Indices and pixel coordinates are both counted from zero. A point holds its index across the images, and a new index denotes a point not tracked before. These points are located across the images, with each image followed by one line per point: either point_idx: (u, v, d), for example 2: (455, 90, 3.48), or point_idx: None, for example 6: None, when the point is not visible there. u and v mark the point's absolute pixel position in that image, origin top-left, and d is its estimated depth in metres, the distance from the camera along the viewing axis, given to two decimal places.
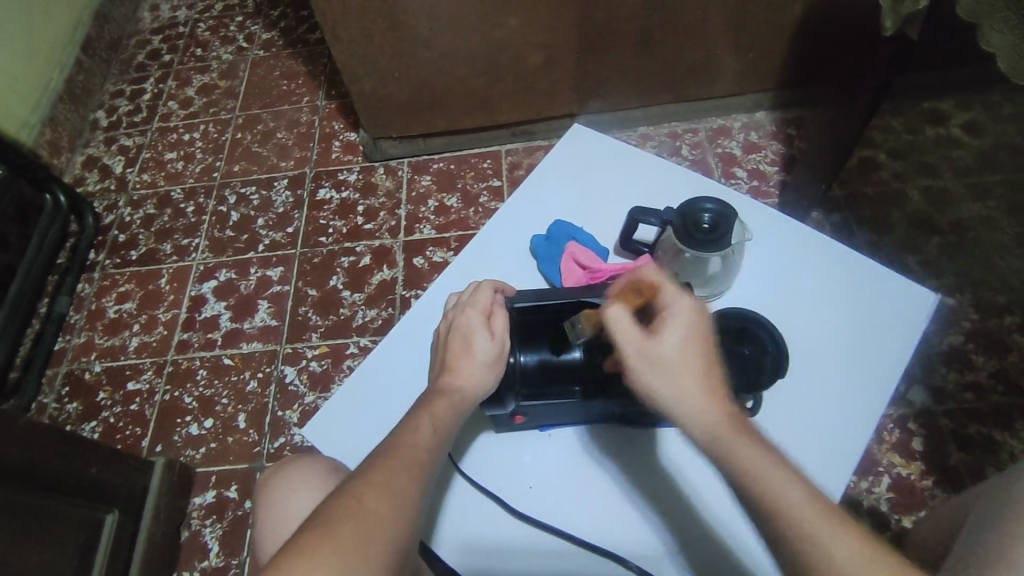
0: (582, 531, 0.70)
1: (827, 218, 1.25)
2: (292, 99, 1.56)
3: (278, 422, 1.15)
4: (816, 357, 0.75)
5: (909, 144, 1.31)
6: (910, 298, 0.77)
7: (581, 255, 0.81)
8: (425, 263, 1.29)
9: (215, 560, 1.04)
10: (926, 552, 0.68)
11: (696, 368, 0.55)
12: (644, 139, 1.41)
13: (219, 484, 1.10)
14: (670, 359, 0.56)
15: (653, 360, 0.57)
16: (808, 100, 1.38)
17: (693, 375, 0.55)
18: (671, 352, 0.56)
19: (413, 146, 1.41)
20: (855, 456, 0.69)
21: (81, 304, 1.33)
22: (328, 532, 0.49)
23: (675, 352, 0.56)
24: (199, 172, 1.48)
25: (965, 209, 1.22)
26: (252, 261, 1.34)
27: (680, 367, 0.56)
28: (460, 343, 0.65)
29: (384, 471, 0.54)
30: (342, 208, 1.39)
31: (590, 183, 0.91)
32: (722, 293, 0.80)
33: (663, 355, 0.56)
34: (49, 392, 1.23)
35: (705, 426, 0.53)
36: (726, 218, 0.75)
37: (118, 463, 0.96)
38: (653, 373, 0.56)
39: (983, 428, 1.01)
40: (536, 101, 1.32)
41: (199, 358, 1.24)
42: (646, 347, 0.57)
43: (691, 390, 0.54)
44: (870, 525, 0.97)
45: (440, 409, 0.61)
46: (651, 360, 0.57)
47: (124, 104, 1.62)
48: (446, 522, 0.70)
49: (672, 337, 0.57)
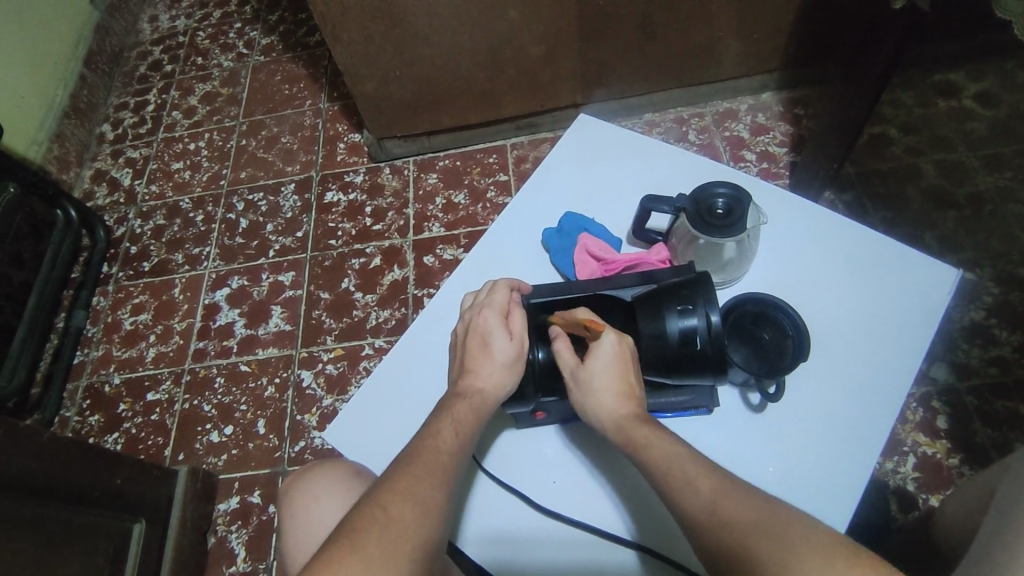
0: (613, 526, 0.67)
1: (839, 197, 1.24)
2: (295, 103, 1.56)
3: (297, 426, 1.15)
4: (837, 339, 0.73)
5: (921, 117, 1.29)
6: (931, 276, 0.76)
7: (594, 247, 0.79)
8: (436, 261, 1.29)
9: (242, 565, 1.05)
10: (956, 531, 0.68)
11: (617, 393, 0.61)
12: (649, 125, 1.40)
13: (242, 490, 1.11)
14: (593, 383, 0.62)
15: (580, 382, 0.62)
16: (815, 78, 1.36)
17: (615, 398, 0.61)
18: (594, 375, 0.62)
19: (418, 144, 1.41)
20: (880, 439, 0.68)
21: (97, 318, 1.34)
22: (356, 543, 0.49)
23: (598, 376, 0.62)
24: (207, 180, 1.49)
25: (981, 180, 1.20)
26: (263, 267, 1.34)
27: (602, 392, 0.61)
28: (479, 343, 0.65)
29: (407, 478, 0.54)
30: (350, 210, 1.39)
31: (598, 174, 0.90)
32: (739, 279, 0.79)
33: (587, 377, 0.62)
34: (70, 406, 1.25)
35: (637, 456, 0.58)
36: (740, 203, 0.74)
37: (141, 473, 0.97)
38: (579, 393, 0.63)
39: (1009, 402, 1.00)
40: (539, 93, 1.31)
41: (216, 365, 1.25)
42: (576, 370, 0.63)
43: (607, 412, 0.61)
44: (897, 506, 0.96)
45: (461, 412, 0.61)
46: (580, 383, 0.63)
47: (129, 116, 1.63)
48: (474, 522, 0.68)
49: (599, 366, 0.62)
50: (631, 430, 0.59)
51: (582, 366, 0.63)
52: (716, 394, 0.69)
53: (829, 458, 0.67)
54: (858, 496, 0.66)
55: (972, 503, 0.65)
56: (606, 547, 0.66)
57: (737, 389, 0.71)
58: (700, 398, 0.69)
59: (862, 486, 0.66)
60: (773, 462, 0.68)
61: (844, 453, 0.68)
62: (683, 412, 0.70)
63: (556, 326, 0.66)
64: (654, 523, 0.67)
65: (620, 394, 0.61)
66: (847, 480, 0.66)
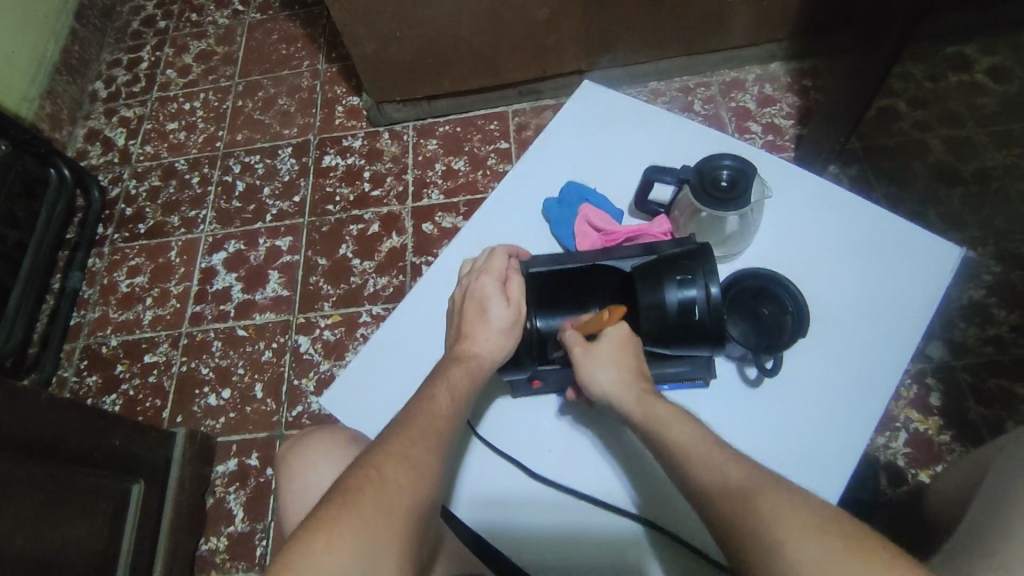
0: (604, 494, 0.68)
1: (844, 171, 1.22)
2: (292, 63, 1.52)
3: (295, 391, 1.16)
4: (836, 317, 0.73)
5: (932, 91, 1.27)
6: (933, 254, 0.75)
7: (595, 218, 0.79)
8: (434, 229, 1.27)
9: (240, 526, 1.07)
10: (947, 505, 0.69)
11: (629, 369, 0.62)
12: (654, 94, 1.37)
13: (240, 453, 1.12)
14: (607, 359, 0.62)
15: (591, 364, 0.62)
16: (825, 48, 1.33)
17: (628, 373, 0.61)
18: (606, 357, 0.62)
19: (417, 109, 1.38)
20: (874, 415, 0.68)
21: (93, 279, 1.34)
22: (348, 503, 0.49)
23: (612, 356, 0.62)
24: (202, 142, 1.46)
25: (988, 157, 1.19)
26: (260, 232, 1.33)
27: (615, 368, 0.62)
28: (476, 309, 0.65)
29: (401, 441, 0.55)
30: (348, 175, 1.37)
31: (600, 143, 0.89)
32: (740, 254, 0.78)
33: (599, 356, 0.62)
34: (68, 367, 1.25)
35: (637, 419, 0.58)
36: (745, 175, 0.72)
37: (140, 435, 0.97)
38: (589, 375, 0.62)
39: (1003, 381, 1.01)
40: (543, 59, 1.28)
41: (213, 329, 1.24)
42: (588, 351, 0.63)
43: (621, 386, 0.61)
44: (887, 481, 0.97)
45: (457, 377, 0.61)
46: (593, 361, 0.62)
47: (122, 74, 1.59)
48: (468, 487, 0.69)
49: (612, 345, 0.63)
50: (636, 400, 0.59)
51: (594, 350, 0.63)
52: (712, 366, 0.69)
53: (826, 433, 0.68)
54: (851, 469, 0.66)
55: (964, 480, 0.65)
56: (597, 515, 0.67)
57: (734, 362, 0.72)
58: (695, 370, 0.69)
59: (853, 462, 0.66)
60: (767, 435, 0.69)
61: (840, 426, 0.68)
62: (680, 383, 0.70)
63: (565, 326, 0.66)
64: (653, 493, 0.68)
65: (631, 371, 0.62)
66: (840, 455, 0.67)
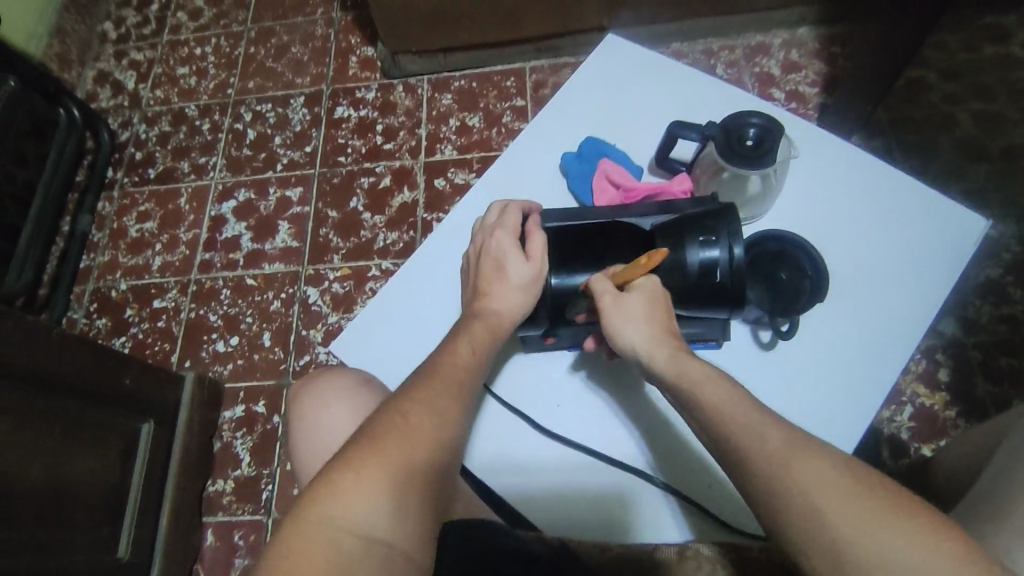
0: (613, 451, 0.69)
1: (868, 142, 1.19)
2: (306, 10, 1.48)
3: (302, 341, 1.16)
4: (855, 284, 0.72)
5: (964, 64, 1.23)
6: (959, 224, 0.74)
7: (614, 173, 0.77)
8: (447, 185, 1.26)
9: (247, 469, 1.09)
10: (955, 474, 0.69)
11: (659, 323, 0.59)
12: (676, 56, 1.33)
13: (247, 400, 1.13)
14: (636, 311, 0.59)
15: (621, 308, 0.59)
16: (855, 14, 1.29)
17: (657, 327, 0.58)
18: (637, 303, 0.59)
19: (432, 62, 1.35)
20: (887, 383, 0.68)
21: (103, 223, 1.33)
22: (374, 445, 0.49)
23: (642, 304, 0.60)
24: (213, 88, 1.43)
25: (1016, 134, 1.16)
26: (271, 181, 1.32)
27: (644, 320, 0.59)
28: (493, 267, 0.65)
29: (425, 390, 0.54)
30: (360, 127, 1.34)
31: (623, 99, 0.86)
32: (760, 217, 0.77)
33: (629, 307, 0.59)
34: (78, 309, 1.26)
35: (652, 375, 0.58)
36: (772, 133, 0.70)
37: (150, 377, 0.98)
38: (618, 318, 0.59)
39: (1013, 360, 1.00)
40: (564, 14, 1.24)
41: (222, 277, 1.24)
42: (617, 302, 0.60)
43: (651, 338, 0.58)
44: (889, 453, 0.98)
45: (479, 332, 0.61)
46: (621, 312, 0.59)
47: (132, 15, 1.55)
48: (480, 442, 0.70)
49: (640, 299, 0.60)
50: (658, 358, 0.58)
51: (625, 296, 0.60)
52: (727, 329, 0.68)
53: (838, 399, 0.68)
54: (859, 436, 0.66)
55: (973, 451, 0.65)
56: (606, 471, 0.68)
57: (748, 326, 0.71)
58: (710, 332, 0.69)
59: (862, 428, 0.66)
60: (777, 398, 0.69)
61: (853, 393, 0.68)
62: (693, 344, 0.70)
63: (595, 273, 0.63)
64: (660, 451, 0.69)
65: (662, 323, 0.59)
66: (851, 421, 0.67)
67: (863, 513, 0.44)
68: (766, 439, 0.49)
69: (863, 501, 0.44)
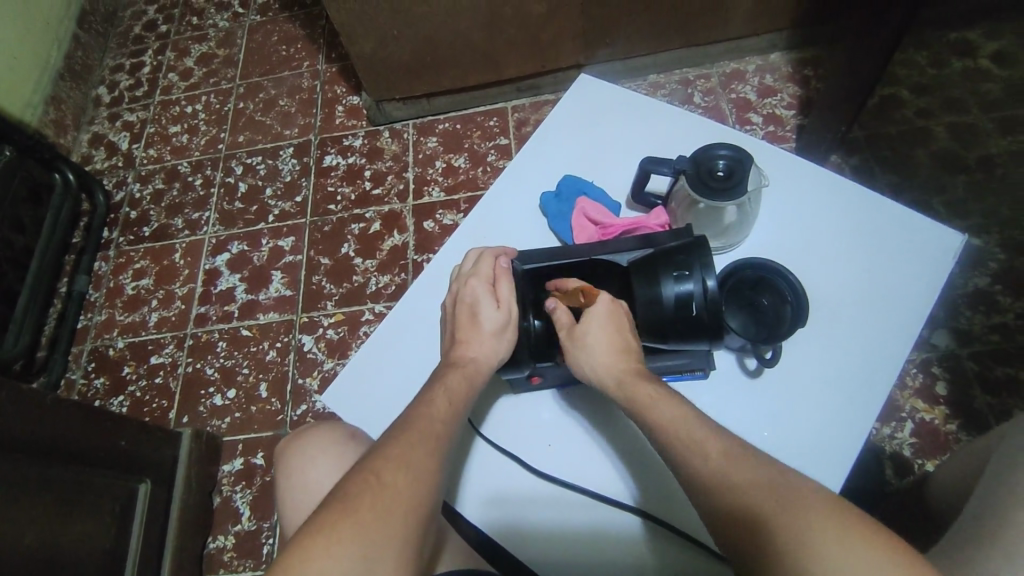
0: (604, 487, 0.68)
1: (847, 160, 1.21)
2: (292, 64, 1.53)
3: (299, 390, 1.17)
4: (835, 306, 0.73)
5: (935, 78, 1.25)
6: (934, 242, 0.74)
7: (592, 211, 0.79)
8: (435, 227, 1.28)
9: (247, 524, 1.08)
10: (957, 491, 0.68)
11: (612, 348, 0.60)
12: (653, 87, 1.36)
13: (246, 452, 1.13)
14: (588, 340, 0.61)
15: (574, 338, 0.62)
16: (825, 37, 1.32)
17: (610, 352, 0.60)
18: (590, 332, 0.61)
19: (416, 107, 1.38)
20: (876, 406, 0.68)
21: (99, 283, 1.35)
22: (348, 508, 0.49)
23: (595, 329, 0.61)
24: (205, 144, 1.47)
25: (992, 144, 1.17)
26: (263, 232, 1.34)
27: (599, 347, 0.61)
28: (467, 314, 0.65)
29: (399, 446, 0.54)
30: (349, 174, 1.37)
31: (599, 136, 0.88)
32: (738, 245, 0.78)
33: (582, 336, 0.61)
34: (76, 369, 1.26)
35: (636, 408, 0.57)
36: (741, 164, 0.72)
37: (146, 436, 0.98)
38: (574, 351, 0.62)
39: (1009, 369, 1.00)
40: (541, 55, 1.27)
41: (217, 330, 1.25)
42: (571, 331, 0.63)
43: (603, 364, 0.60)
44: (892, 471, 0.96)
45: (455, 382, 0.61)
46: (575, 341, 0.62)
47: (124, 79, 1.60)
48: (470, 484, 0.69)
49: (592, 325, 0.61)
50: (632, 381, 0.58)
51: (579, 323, 0.62)
52: (711, 357, 0.69)
53: (828, 424, 0.68)
54: (852, 461, 0.66)
55: (970, 467, 0.65)
56: (599, 509, 0.67)
57: (734, 353, 0.71)
58: (695, 362, 0.69)
59: (854, 453, 0.66)
60: (770, 427, 0.68)
61: (843, 414, 0.68)
62: (678, 375, 0.70)
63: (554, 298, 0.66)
64: (660, 490, 0.68)
65: (616, 345, 0.60)
66: (844, 446, 0.66)
67: (853, 527, 0.42)
68: (759, 472, 0.48)
69: (850, 519, 0.43)
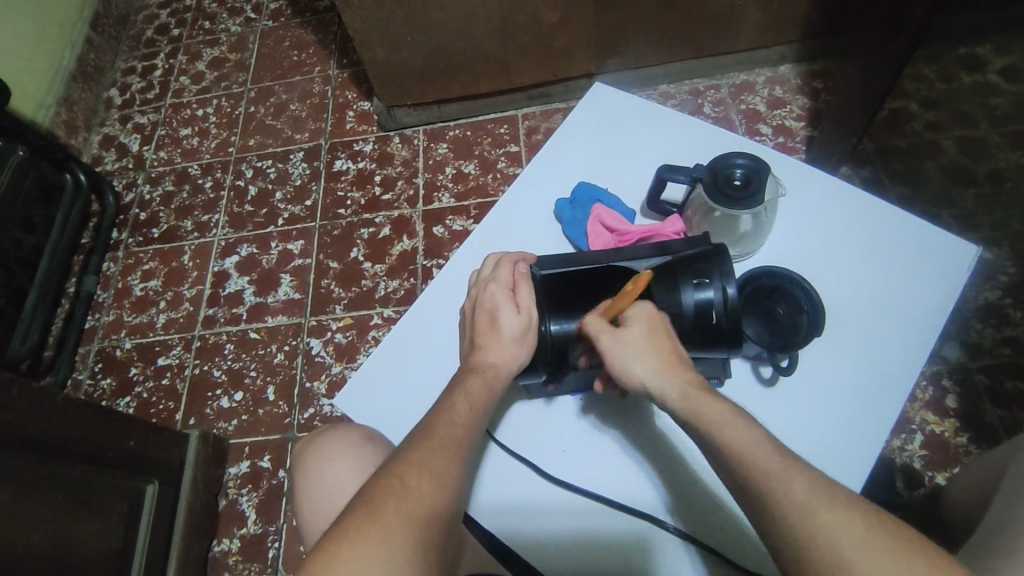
0: (619, 493, 0.68)
1: (857, 172, 1.22)
2: (303, 69, 1.54)
3: (306, 393, 1.16)
4: (849, 316, 0.73)
5: (944, 92, 1.26)
6: (948, 254, 0.75)
7: (608, 218, 0.79)
8: (445, 232, 1.28)
9: (253, 527, 1.07)
10: (973, 503, 0.68)
11: (665, 355, 0.59)
12: (664, 97, 1.37)
13: (253, 455, 1.13)
14: (640, 348, 0.59)
15: (625, 349, 0.59)
16: (835, 50, 1.33)
17: (663, 360, 0.59)
18: (640, 341, 0.60)
19: (427, 113, 1.39)
20: (892, 416, 0.67)
21: (107, 283, 1.35)
22: (373, 512, 0.49)
23: (643, 338, 0.60)
24: (215, 147, 1.47)
25: (1002, 158, 1.18)
26: (272, 236, 1.34)
27: (652, 355, 0.59)
28: (487, 319, 0.66)
29: (422, 452, 0.54)
30: (359, 179, 1.37)
31: (613, 144, 0.89)
32: (753, 253, 0.78)
33: (633, 346, 0.59)
34: (83, 369, 1.26)
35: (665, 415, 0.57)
36: (757, 173, 0.73)
37: (155, 436, 0.98)
38: (626, 361, 0.59)
39: (1020, 383, 1.00)
40: (552, 64, 1.28)
41: (225, 332, 1.25)
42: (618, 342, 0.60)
43: (662, 372, 0.58)
44: (903, 483, 0.96)
45: (475, 388, 0.61)
46: (625, 351, 0.60)
47: (136, 81, 1.61)
48: (485, 491, 0.69)
49: (638, 335, 0.60)
50: (676, 397, 0.57)
51: (625, 334, 0.60)
52: (728, 365, 0.68)
53: (843, 435, 0.67)
54: (868, 472, 0.66)
55: (988, 481, 0.65)
56: (615, 516, 0.67)
57: (749, 361, 0.71)
58: (711, 369, 0.68)
59: (869, 465, 0.66)
60: (784, 437, 0.68)
61: (858, 425, 0.68)
62: None
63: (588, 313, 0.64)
64: (678, 496, 0.67)
65: (668, 353, 0.59)
66: (859, 457, 0.66)
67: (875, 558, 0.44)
68: (788, 485, 0.48)
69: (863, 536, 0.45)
